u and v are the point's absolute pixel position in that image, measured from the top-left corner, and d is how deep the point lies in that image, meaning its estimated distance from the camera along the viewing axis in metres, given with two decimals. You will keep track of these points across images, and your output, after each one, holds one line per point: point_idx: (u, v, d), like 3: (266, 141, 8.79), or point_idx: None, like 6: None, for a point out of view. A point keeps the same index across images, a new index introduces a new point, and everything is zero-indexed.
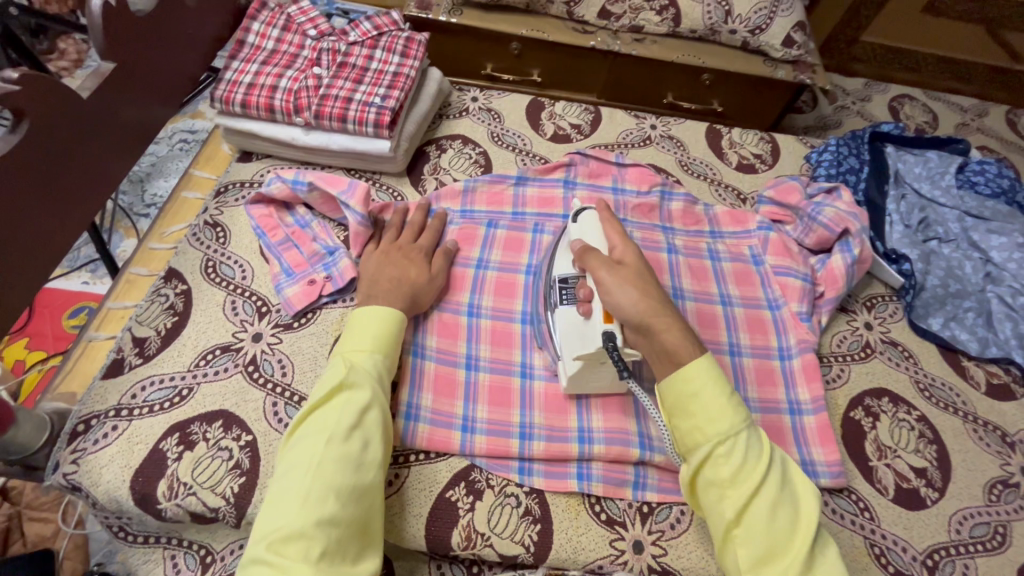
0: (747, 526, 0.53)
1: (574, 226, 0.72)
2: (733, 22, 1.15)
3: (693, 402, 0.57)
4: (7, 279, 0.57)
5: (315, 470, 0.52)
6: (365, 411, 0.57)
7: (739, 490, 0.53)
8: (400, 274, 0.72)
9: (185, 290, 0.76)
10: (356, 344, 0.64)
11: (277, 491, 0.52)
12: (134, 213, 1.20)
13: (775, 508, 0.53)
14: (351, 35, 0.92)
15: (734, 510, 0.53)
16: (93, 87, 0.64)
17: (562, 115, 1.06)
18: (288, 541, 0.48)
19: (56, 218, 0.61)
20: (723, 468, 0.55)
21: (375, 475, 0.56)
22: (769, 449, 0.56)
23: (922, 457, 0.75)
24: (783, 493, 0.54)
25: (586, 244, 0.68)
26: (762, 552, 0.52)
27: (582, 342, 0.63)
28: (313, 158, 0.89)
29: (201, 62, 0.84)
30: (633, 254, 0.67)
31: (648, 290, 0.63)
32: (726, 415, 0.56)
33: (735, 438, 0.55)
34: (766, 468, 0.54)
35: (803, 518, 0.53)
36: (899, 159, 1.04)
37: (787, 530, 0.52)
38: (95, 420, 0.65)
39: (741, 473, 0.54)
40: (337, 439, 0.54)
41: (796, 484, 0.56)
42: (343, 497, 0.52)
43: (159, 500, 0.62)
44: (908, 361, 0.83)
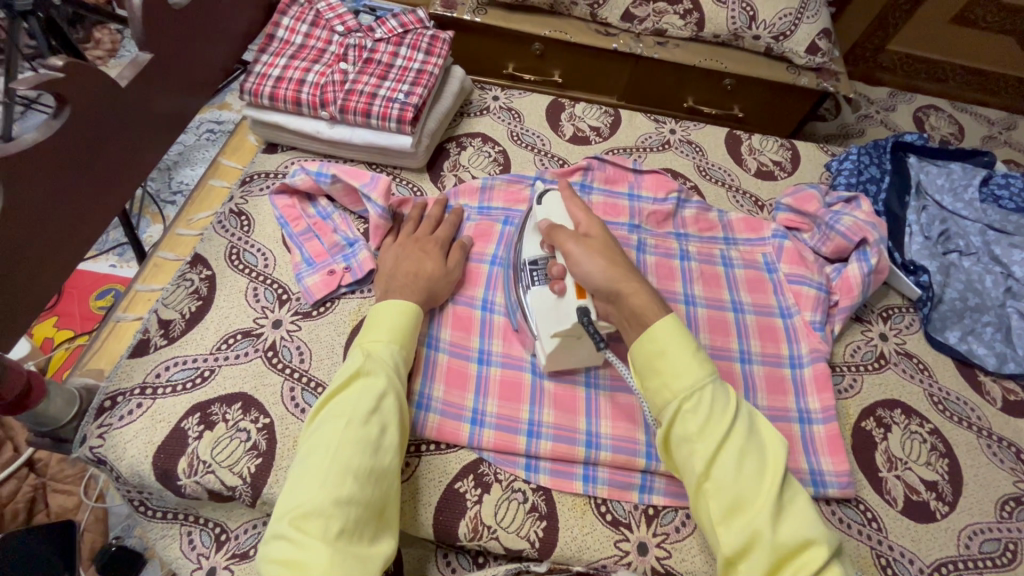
0: (715, 478, 0.52)
1: (539, 209, 0.74)
2: (758, 27, 1.15)
3: (661, 361, 0.57)
4: (47, 258, 0.59)
5: (334, 452, 0.53)
6: (381, 396, 0.59)
7: (706, 442, 0.53)
8: (417, 267, 0.73)
9: (210, 275, 0.78)
10: (374, 333, 0.65)
11: (299, 472, 0.53)
12: (161, 200, 1.23)
13: (741, 459, 0.52)
14: (377, 32, 0.94)
15: (702, 464, 0.52)
16: (131, 77, 0.66)
17: (582, 117, 1.07)
18: (307, 518, 0.50)
19: (92, 201, 0.64)
20: (690, 423, 0.54)
21: (391, 460, 0.57)
22: (736, 403, 0.55)
23: (934, 470, 0.74)
24: (750, 443, 0.53)
25: (551, 223, 0.71)
26: (730, 501, 0.51)
27: (558, 320, 0.65)
28: (336, 151, 0.90)
29: (232, 55, 0.86)
30: (598, 226, 0.69)
31: (617, 259, 0.65)
32: (691, 370, 0.56)
33: (701, 392, 0.55)
34: (732, 418, 0.54)
35: (771, 466, 0.53)
36: (922, 170, 1.03)
37: (755, 480, 0.52)
38: (121, 397, 0.68)
39: (708, 425, 0.53)
40: (355, 423, 0.56)
41: (764, 436, 0.55)
42: (360, 478, 0.53)
43: (179, 477, 0.64)
44: (923, 373, 0.82)
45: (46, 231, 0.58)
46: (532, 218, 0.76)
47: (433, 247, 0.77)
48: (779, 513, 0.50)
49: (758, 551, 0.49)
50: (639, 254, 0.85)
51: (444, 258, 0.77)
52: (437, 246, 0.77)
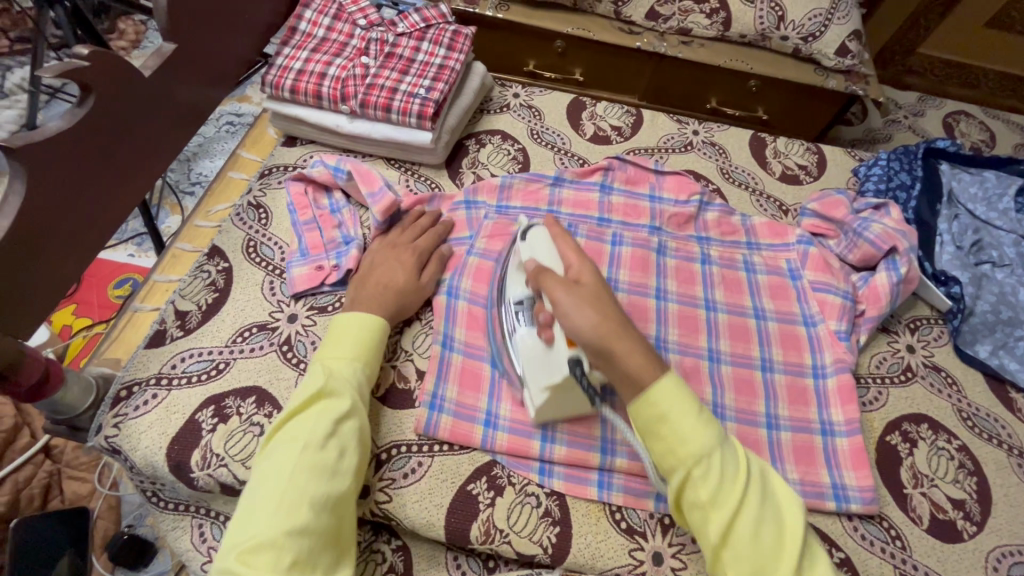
0: (734, 546, 0.52)
1: (523, 246, 0.69)
2: (786, 28, 1.12)
3: (662, 425, 0.55)
4: (70, 247, 0.59)
5: (290, 478, 0.52)
6: (340, 419, 0.58)
7: (722, 512, 0.52)
8: (396, 280, 0.73)
9: (227, 268, 0.78)
10: (335, 352, 0.64)
11: (250, 500, 0.52)
12: (179, 190, 1.24)
13: (758, 525, 0.52)
14: (399, 26, 0.93)
15: (718, 533, 0.52)
16: (155, 67, 0.66)
17: (603, 116, 1.05)
18: (256, 552, 0.49)
19: (113, 192, 0.64)
20: (702, 490, 0.53)
21: (350, 483, 0.56)
22: (745, 463, 0.54)
23: (961, 488, 0.72)
24: (765, 508, 0.53)
25: (538, 265, 0.64)
26: (751, 570, 0.51)
27: (548, 371, 0.62)
28: (356, 146, 0.90)
29: (254, 47, 0.86)
30: (589, 273, 0.63)
31: (608, 310, 0.59)
32: (700, 436, 0.53)
33: (711, 459, 0.53)
34: (744, 482, 0.53)
35: (787, 527, 0.53)
36: (954, 178, 1.00)
37: (773, 546, 0.52)
38: (137, 387, 0.68)
39: (720, 493, 0.52)
40: (312, 447, 0.55)
41: (776, 494, 0.55)
42: (316, 505, 0.52)
43: (192, 469, 0.64)
44: (952, 388, 0.80)
45: (69, 220, 0.58)
46: (518, 255, 0.71)
47: (409, 258, 0.75)
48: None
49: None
50: (658, 257, 0.84)
51: (419, 271, 0.75)
52: (414, 256, 0.76)
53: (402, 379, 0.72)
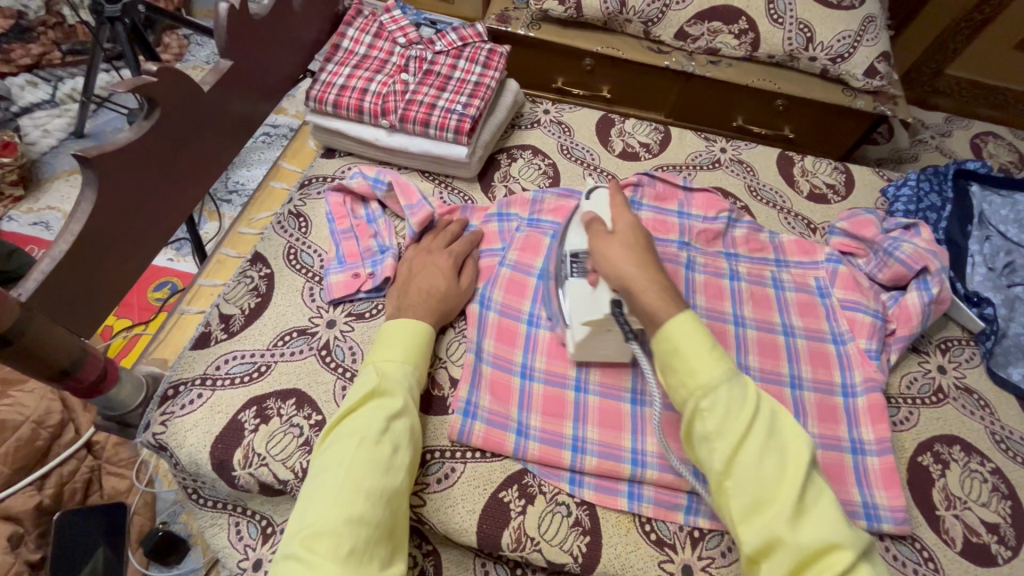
0: (736, 475, 0.53)
1: (586, 203, 0.74)
2: (814, 49, 1.13)
3: (676, 359, 0.57)
4: (131, 252, 0.62)
5: (347, 471, 0.54)
6: (394, 416, 0.60)
7: (726, 440, 0.53)
8: (438, 285, 0.75)
9: (269, 274, 0.81)
10: (387, 353, 0.66)
11: (311, 491, 0.55)
12: (217, 198, 1.29)
13: (763, 455, 0.52)
14: (438, 44, 0.96)
15: (722, 462, 0.53)
16: (213, 82, 0.69)
17: (632, 132, 1.07)
18: (317, 539, 0.50)
19: (172, 199, 0.67)
20: (709, 420, 0.54)
21: (402, 478, 0.58)
22: (754, 397, 0.55)
23: (994, 512, 0.71)
24: (771, 442, 0.53)
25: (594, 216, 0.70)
26: (753, 499, 0.52)
27: (590, 308, 0.66)
28: (392, 159, 0.93)
29: (300, 62, 0.90)
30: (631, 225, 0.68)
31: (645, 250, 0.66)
32: (710, 367, 0.56)
33: (717, 390, 0.55)
34: (752, 413, 0.54)
35: (792, 461, 0.53)
36: (985, 200, 1.00)
37: (775, 476, 0.52)
38: (184, 386, 0.70)
39: (726, 423, 0.54)
40: (368, 441, 0.57)
41: (788, 433, 0.55)
42: (372, 499, 0.54)
43: (234, 468, 0.66)
44: (985, 411, 0.79)
45: (132, 226, 0.61)
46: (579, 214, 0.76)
47: (447, 261, 0.78)
48: (801, 511, 0.50)
49: (782, 552, 0.49)
50: (688, 272, 0.84)
51: (456, 274, 0.78)
52: (450, 260, 0.79)
53: (436, 386, 0.74)
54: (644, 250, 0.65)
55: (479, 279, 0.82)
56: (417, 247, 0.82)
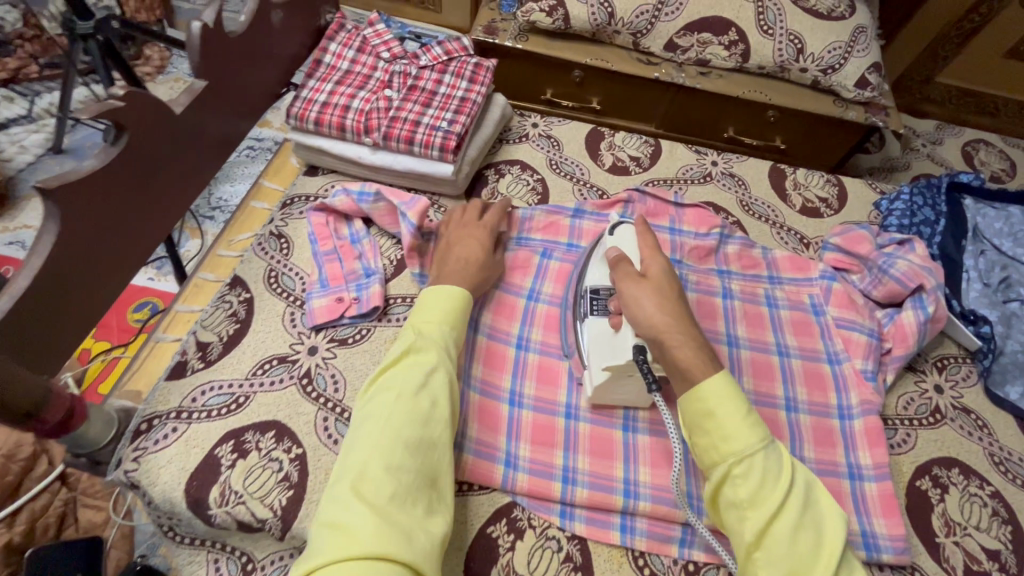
0: (768, 548, 0.51)
1: (611, 239, 0.74)
2: (805, 60, 1.12)
3: (708, 422, 0.56)
4: (98, 283, 0.60)
5: (386, 421, 0.54)
6: (431, 372, 0.59)
7: (760, 512, 0.52)
8: (474, 255, 0.74)
9: (248, 298, 0.78)
10: (427, 315, 0.65)
11: (354, 441, 0.54)
12: (200, 215, 1.26)
13: (797, 530, 0.51)
14: (422, 59, 0.94)
15: (753, 532, 0.52)
16: (186, 104, 0.67)
17: (622, 146, 1.05)
18: (364, 482, 0.50)
19: (143, 226, 0.64)
20: (741, 489, 0.53)
21: (442, 432, 0.57)
22: (790, 469, 0.54)
23: (995, 537, 0.69)
24: (804, 517, 0.52)
25: (620, 254, 0.70)
26: (785, 574, 0.50)
27: (613, 354, 0.65)
28: (377, 176, 0.91)
29: (280, 78, 0.87)
30: (659, 267, 0.67)
31: (670, 299, 0.64)
32: (746, 435, 0.54)
33: (753, 458, 0.53)
34: (787, 487, 0.53)
35: (826, 542, 0.52)
36: (978, 213, 0.99)
37: (809, 554, 0.51)
38: (157, 420, 0.68)
39: (761, 493, 0.52)
40: (407, 395, 0.56)
41: (819, 507, 0.54)
42: (411, 449, 0.53)
43: (210, 506, 0.63)
44: (983, 431, 0.78)
45: (99, 256, 0.59)
46: (602, 248, 0.76)
47: (482, 237, 0.77)
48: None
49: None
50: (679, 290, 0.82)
51: (492, 248, 0.78)
52: (487, 234, 0.78)
53: None
54: (673, 293, 0.65)
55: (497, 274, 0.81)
56: (451, 217, 0.80)
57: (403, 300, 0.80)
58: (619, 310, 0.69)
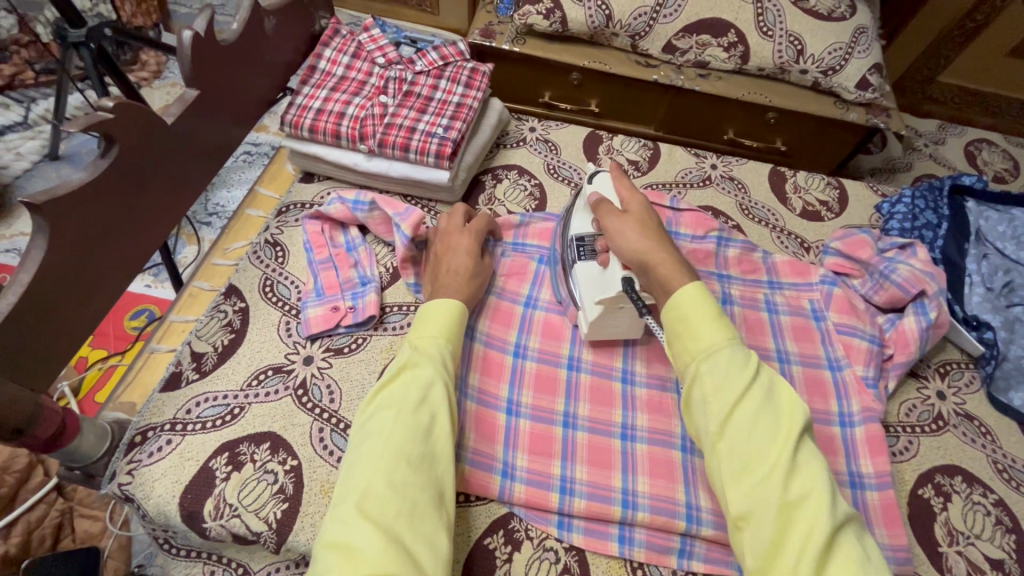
0: (730, 436, 0.51)
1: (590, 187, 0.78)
2: (805, 61, 1.11)
3: (682, 326, 0.58)
4: (89, 297, 0.59)
5: (387, 438, 0.53)
6: (429, 386, 0.58)
7: (722, 399, 0.53)
8: (466, 264, 0.74)
9: (243, 308, 0.78)
10: (422, 330, 0.65)
11: (355, 458, 0.53)
12: (196, 221, 1.25)
13: (758, 416, 0.51)
14: (418, 64, 0.93)
15: (716, 420, 0.52)
16: (178, 113, 0.66)
17: (620, 149, 1.04)
18: (370, 500, 0.49)
19: (134, 237, 0.64)
20: (708, 381, 0.54)
21: (444, 446, 0.57)
22: (757, 362, 0.55)
23: (999, 547, 0.68)
24: (767, 404, 0.52)
25: (599, 197, 0.74)
26: (742, 458, 0.50)
27: (602, 288, 0.69)
28: (373, 183, 0.90)
29: (275, 85, 0.87)
30: (638, 202, 0.71)
31: (651, 230, 0.67)
32: (713, 333, 0.56)
33: (718, 353, 0.55)
34: (751, 376, 0.53)
35: (787, 426, 0.51)
36: (981, 216, 0.98)
37: (769, 438, 0.51)
38: (152, 432, 0.67)
39: (725, 383, 0.53)
40: (407, 411, 0.56)
41: (785, 398, 0.54)
42: (412, 464, 0.53)
43: (205, 519, 0.63)
44: (986, 438, 0.77)
45: (90, 269, 0.58)
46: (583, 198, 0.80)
47: (468, 240, 0.76)
48: (792, 470, 0.49)
49: (765, 511, 0.48)
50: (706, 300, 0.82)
51: (479, 253, 0.76)
52: (472, 239, 0.76)
53: None
54: (653, 225, 0.68)
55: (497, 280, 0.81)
56: (439, 228, 0.80)
57: (399, 309, 0.80)
58: (605, 249, 0.72)
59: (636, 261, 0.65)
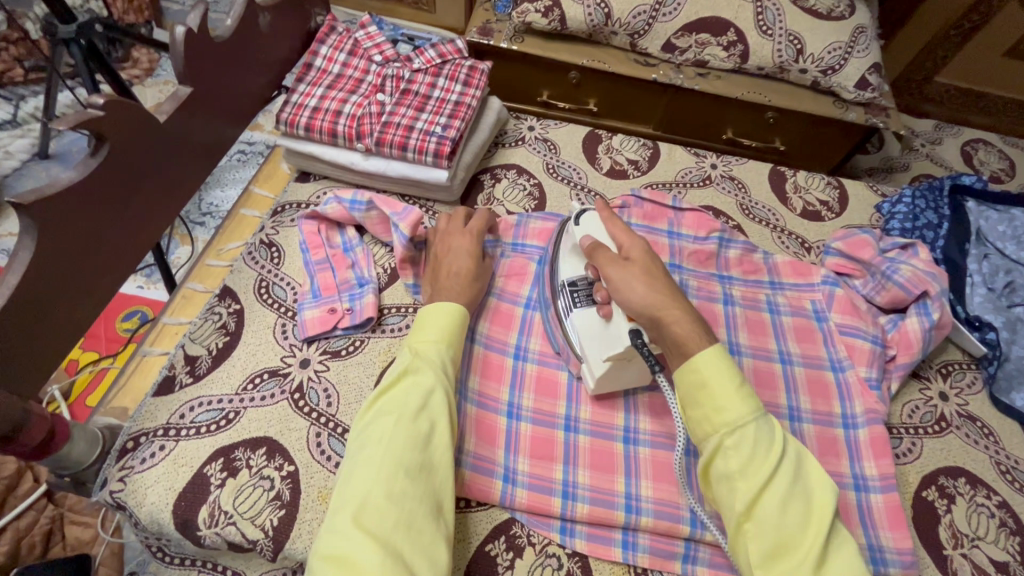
0: (758, 519, 0.51)
1: (578, 230, 0.72)
2: (805, 61, 1.10)
3: (700, 393, 0.56)
4: (79, 299, 0.57)
5: (386, 447, 0.52)
6: (429, 393, 0.57)
7: (750, 482, 0.51)
8: (466, 266, 0.72)
9: (238, 310, 0.76)
10: (422, 334, 0.63)
11: (353, 467, 0.52)
12: (189, 221, 1.24)
13: (786, 501, 0.51)
14: (415, 62, 0.92)
15: (744, 504, 0.51)
16: (170, 111, 0.65)
17: (619, 149, 1.03)
18: (368, 511, 0.48)
19: (125, 238, 0.62)
20: (733, 460, 0.52)
21: (443, 454, 0.55)
22: (782, 439, 0.54)
23: (1004, 549, 0.68)
24: (794, 486, 0.52)
25: (594, 242, 0.69)
26: (773, 544, 0.50)
27: (610, 343, 0.64)
28: (370, 182, 0.89)
29: (270, 82, 0.85)
30: (639, 249, 0.66)
31: (656, 276, 0.63)
32: (737, 405, 0.54)
33: (744, 429, 0.53)
34: (778, 457, 0.52)
35: (814, 510, 0.51)
36: (981, 216, 0.97)
37: (798, 524, 0.50)
38: (145, 438, 0.66)
39: (752, 466, 0.52)
40: (406, 419, 0.54)
41: (808, 478, 0.53)
42: (411, 474, 0.52)
43: (199, 527, 0.61)
44: (989, 439, 0.76)
45: (79, 271, 0.57)
46: (571, 237, 0.75)
47: (470, 242, 0.75)
48: (823, 560, 0.49)
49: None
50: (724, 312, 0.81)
51: (481, 255, 0.75)
52: (473, 241, 0.75)
53: None
54: (659, 273, 0.63)
55: (499, 281, 0.80)
56: (438, 230, 0.79)
57: (397, 310, 0.78)
58: (607, 299, 0.67)
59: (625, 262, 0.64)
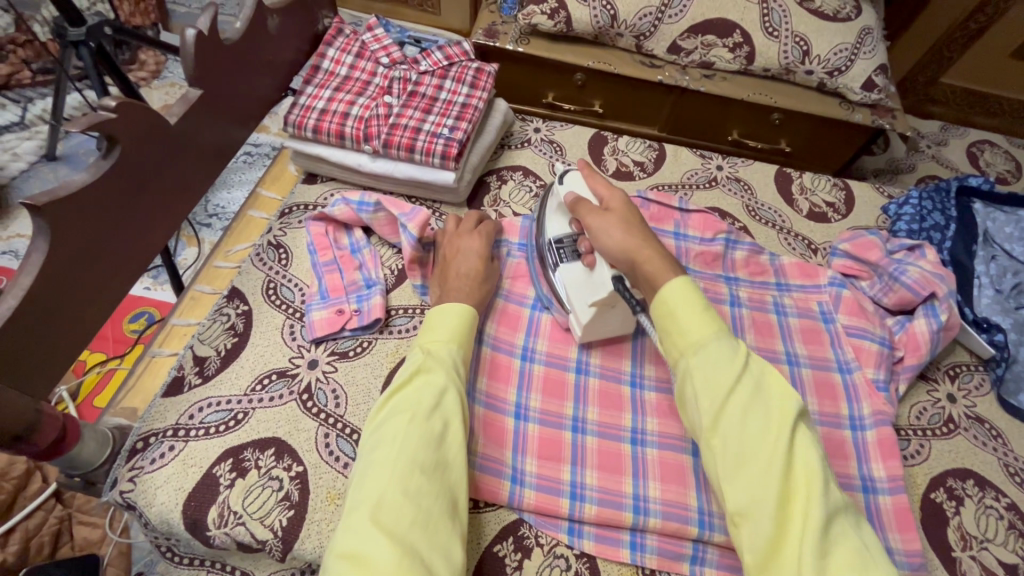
0: (722, 431, 0.51)
1: (561, 189, 0.74)
2: (811, 62, 1.10)
3: (669, 321, 0.58)
4: (90, 300, 0.58)
5: (401, 445, 0.52)
6: (443, 392, 0.57)
7: (713, 394, 0.52)
8: (475, 268, 0.73)
9: (246, 311, 0.76)
10: (432, 334, 0.64)
11: (367, 466, 0.52)
12: (196, 222, 1.25)
13: (747, 411, 0.51)
14: (422, 64, 0.93)
15: (706, 416, 0.52)
16: (180, 113, 0.65)
17: (625, 151, 1.03)
18: (385, 509, 0.48)
19: (136, 239, 0.63)
20: (695, 376, 0.54)
21: (456, 454, 0.56)
22: (744, 355, 0.55)
23: (1013, 552, 0.68)
24: (758, 397, 0.52)
25: (577, 197, 0.72)
26: (736, 454, 0.50)
27: (593, 290, 0.68)
28: (377, 184, 0.89)
29: (278, 85, 0.86)
30: (619, 199, 0.70)
31: (634, 224, 0.67)
32: (700, 326, 0.56)
33: (706, 347, 0.55)
34: (738, 369, 0.53)
35: (779, 418, 0.51)
36: (988, 217, 0.97)
37: (761, 432, 0.50)
38: (154, 438, 0.66)
39: (712, 379, 0.53)
40: (419, 418, 0.55)
41: (775, 390, 0.53)
42: (427, 472, 0.52)
43: (209, 527, 0.61)
44: (997, 441, 0.76)
45: (91, 272, 0.57)
46: (555, 197, 0.77)
47: (479, 244, 0.75)
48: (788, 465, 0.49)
49: (762, 505, 0.48)
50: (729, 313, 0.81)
51: (489, 257, 0.76)
52: (481, 242, 0.76)
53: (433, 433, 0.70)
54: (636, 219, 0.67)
55: (507, 283, 0.81)
56: (445, 231, 0.79)
57: (405, 312, 0.78)
58: (590, 250, 0.70)
59: (630, 261, 0.64)
